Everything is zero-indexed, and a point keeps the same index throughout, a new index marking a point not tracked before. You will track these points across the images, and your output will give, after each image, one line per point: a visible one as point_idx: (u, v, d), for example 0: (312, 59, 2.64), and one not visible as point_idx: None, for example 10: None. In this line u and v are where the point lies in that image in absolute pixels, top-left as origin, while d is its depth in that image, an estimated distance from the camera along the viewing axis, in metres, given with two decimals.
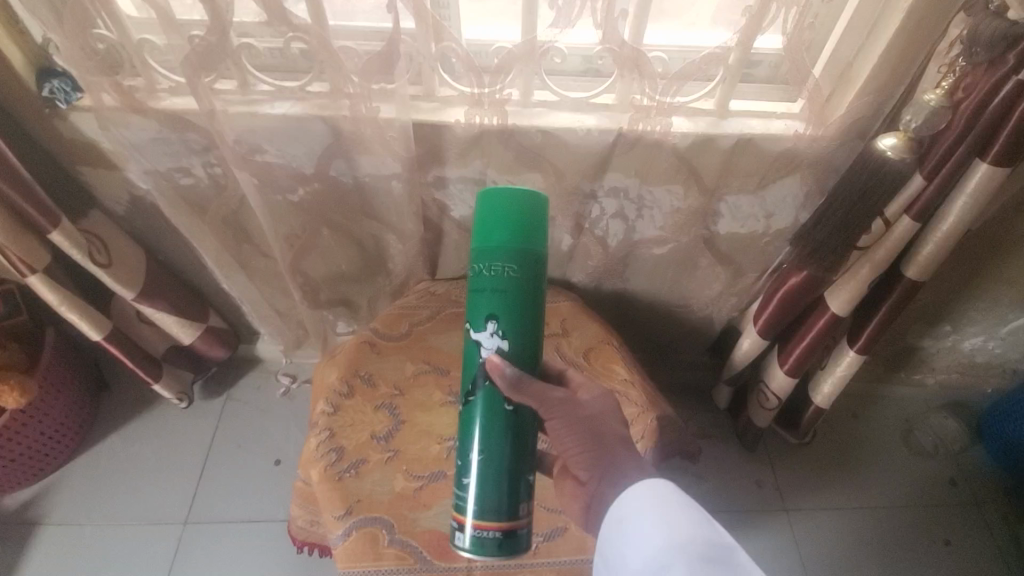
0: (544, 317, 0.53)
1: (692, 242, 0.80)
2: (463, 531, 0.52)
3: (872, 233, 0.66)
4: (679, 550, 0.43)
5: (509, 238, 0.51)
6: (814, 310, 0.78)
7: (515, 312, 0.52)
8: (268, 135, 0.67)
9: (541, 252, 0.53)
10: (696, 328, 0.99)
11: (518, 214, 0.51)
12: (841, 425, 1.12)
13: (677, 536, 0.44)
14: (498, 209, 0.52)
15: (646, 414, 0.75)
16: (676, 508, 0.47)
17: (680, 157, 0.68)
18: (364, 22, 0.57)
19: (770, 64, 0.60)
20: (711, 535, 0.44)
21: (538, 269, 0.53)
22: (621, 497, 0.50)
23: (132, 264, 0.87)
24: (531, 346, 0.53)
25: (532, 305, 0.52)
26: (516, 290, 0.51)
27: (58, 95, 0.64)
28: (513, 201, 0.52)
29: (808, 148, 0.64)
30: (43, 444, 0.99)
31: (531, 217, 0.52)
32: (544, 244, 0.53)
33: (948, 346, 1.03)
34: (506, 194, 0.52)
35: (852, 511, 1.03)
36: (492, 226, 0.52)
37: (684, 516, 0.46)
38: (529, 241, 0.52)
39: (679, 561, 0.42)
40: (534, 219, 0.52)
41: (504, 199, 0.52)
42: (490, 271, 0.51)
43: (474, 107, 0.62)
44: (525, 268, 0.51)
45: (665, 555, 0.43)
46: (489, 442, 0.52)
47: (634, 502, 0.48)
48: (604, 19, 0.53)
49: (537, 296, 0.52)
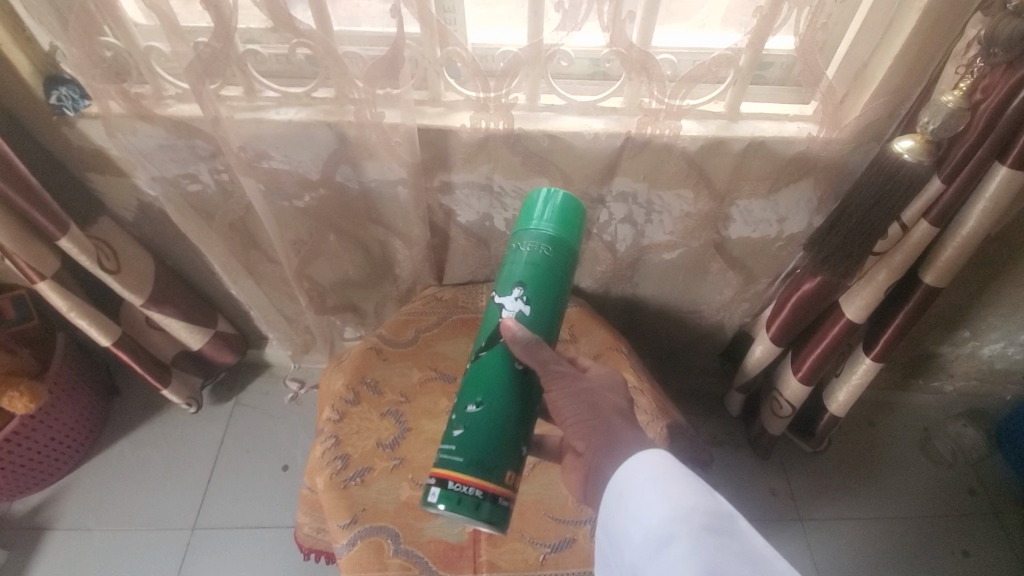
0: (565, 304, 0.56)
1: (702, 247, 0.79)
2: (440, 485, 0.48)
3: (888, 238, 0.64)
4: (682, 523, 0.42)
5: (551, 224, 0.56)
6: (829, 317, 0.76)
7: (542, 287, 0.54)
8: (273, 142, 0.67)
9: (574, 249, 0.57)
10: (707, 334, 0.97)
11: (562, 207, 0.57)
12: (857, 432, 1.10)
13: (679, 509, 0.43)
14: (543, 200, 0.58)
15: (657, 422, 0.73)
16: (676, 477, 0.45)
17: (690, 161, 0.66)
18: (370, 27, 0.56)
19: (783, 65, 0.59)
20: (712, 505, 0.43)
21: (569, 261, 0.57)
22: (620, 469, 0.47)
23: (141, 270, 0.87)
24: (548, 323, 0.54)
25: (558, 292, 0.55)
26: (548, 266, 0.54)
27: (66, 103, 0.64)
28: (556, 199, 0.57)
29: (822, 151, 0.63)
30: (54, 448, 1.00)
31: (572, 216, 0.58)
32: (578, 243, 0.58)
33: (967, 352, 1.01)
34: (555, 193, 0.58)
35: (867, 521, 1.00)
36: (535, 213, 0.57)
37: (684, 485, 0.44)
38: (568, 235, 0.57)
39: (684, 533, 0.41)
40: (574, 219, 0.58)
41: (551, 196, 0.58)
42: (527, 245, 0.55)
43: (480, 111, 0.62)
44: (559, 252, 0.55)
45: (668, 528, 0.42)
46: (490, 396, 0.51)
47: (633, 474, 0.46)
48: (611, 21, 0.52)
49: (563, 285, 0.56)
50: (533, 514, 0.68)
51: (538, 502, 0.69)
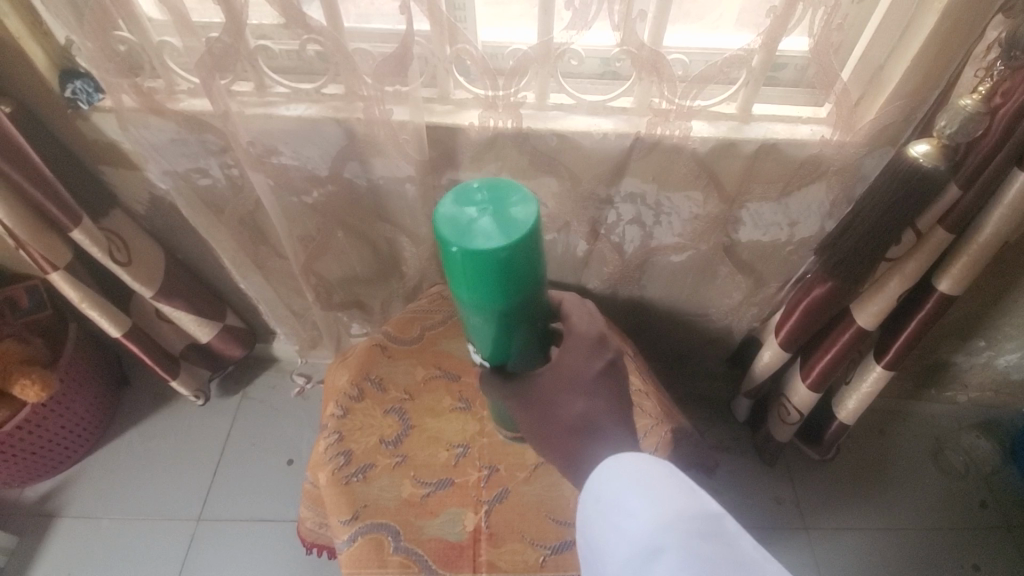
0: (520, 333, 0.56)
1: (711, 250, 0.78)
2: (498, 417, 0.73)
3: (903, 244, 0.63)
4: (668, 530, 0.41)
5: (464, 293, 0.49)
6: (839, 323, 0.75)
7: (486, 339, 0.56)
8: (283, 138, 0.67)
9: (517, 295, 0.50)
10: (715, 338, 0.96)
11: (486, 272, 0.46)
12: (867, 441, 1.07)
13: (664, 515, 0.42)
14: (448, 262, 0.47)
15: (660, 426, 0.73)
16: (658, 482, 0.45)
17: (700, 163, 0.65)
18: (380, 24, 0.56)
19: (796, 67, 0.58)
20: (697, 509, 0.43)
21: (503, 308, 0.51)
22: (598, 476, 0.47)
23: (152, 263, 0.88)
24: (509, 353, 0.58)
25: (512, 327, 0.54)
26: (483, 326, 0.54)
27: (80, 96, 0.65)
28: (458, 265, 0.46)
29: (835, 154, 0.62)
30: (65, 437, 1.01)
31: (501, 272, 0.46)
32: (508, 289, 0.48)
33: (982, 361, 0.99)
34: (472, 255, 0.45)
35: (874, 532, 0.99)
36: (449, 273, 0.49)
37: (667, 490, 0.44)
38: (503, 292, 0.48)
39: (673, 542, 0.40)
40: (509, 269, 0.46)
41: (462, 263, 0.46)
42: (460, 308, 0.54)
43: (489, 109, 0.61)
44: (486, 315, 0.52)
45: (656, 539, 0.41)
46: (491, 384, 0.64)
47: (614, 482, 0.46)
48: (622, 20, 0.52)
49: (516, 319, 0.53)
50: (534, 515, 0.67)
51: (538, 503, 0.68)
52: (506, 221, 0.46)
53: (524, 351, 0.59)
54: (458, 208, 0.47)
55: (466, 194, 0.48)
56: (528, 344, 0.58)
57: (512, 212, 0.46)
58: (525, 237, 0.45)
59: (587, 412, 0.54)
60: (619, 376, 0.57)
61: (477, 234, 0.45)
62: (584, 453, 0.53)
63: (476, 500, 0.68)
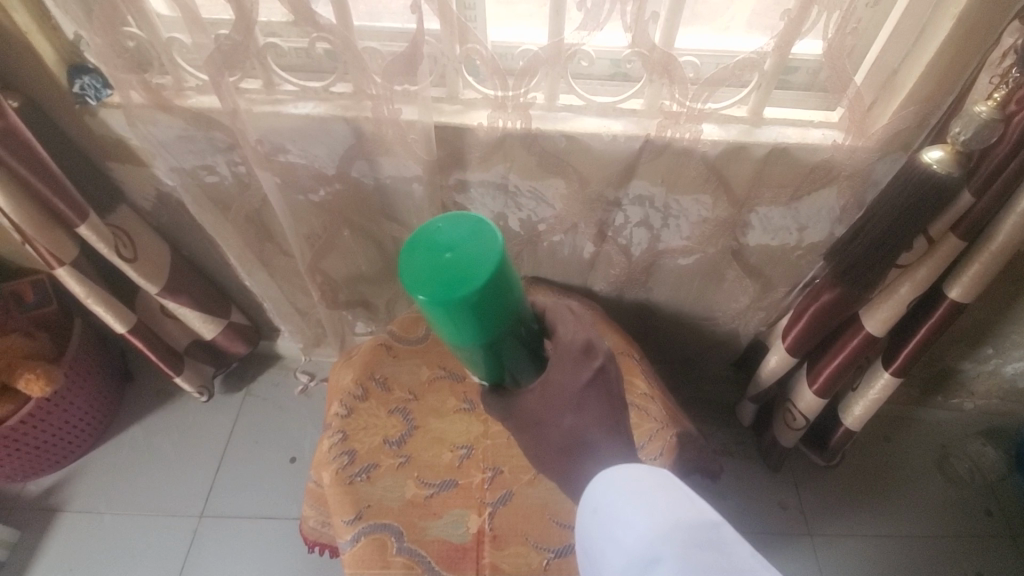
0: (518, 358, 0.50)
1: (719, 253, 0.77)
2: None
3: (913, 251, 0.62)
4: (665, 539, 0.40)
5: (448, 337, 0.44)
6: (847, 329, 0.74)
7: (485, 370, 0.51)
8: (291, 136, 0.67)
9: (504, 328, 0.44)
10: (721, 342, 0.95)
11: (462, 318, 0.41)
12: (873, 447, 1.07)
13: (661, 524, 0.41)
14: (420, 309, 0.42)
15: (665, 430, 0.72)
16: (654, 492, 0.45)
17: (710, 166, 0.65)
18: (389, 22, 0.56)
19: (808, 71, 0.58)
20: (695, 519, 0.42)
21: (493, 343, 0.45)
22: (594, 486, 0.48)
23: (158, 259, 0.88)
24: (512, 376, 0.53)
25: (505, 360, 0.49)
26: (478, 361, 0.49)
27: (88, 92, 0.65)
28: (432, 312, 0.41)
29: (847, 159, 0.61)
30: (69, 431, 1.02)
31: (480, 316, 0.41)
32: (492, 327, 0.43)
33: (989, 369, 0.98)
34: (442, 305, 0.40)
35: (878, 539, 0.98)
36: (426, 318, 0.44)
37: (663, 499, 0.44)
38: (486, 334, 0.43)
39: (669, 552, 0.40)
40: (486, 311, 0.41)
41: (432, 310, 0.41)
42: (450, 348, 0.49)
43: (498, 110, 0.61)
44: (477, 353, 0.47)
45: (652, 548, 0.40)
46: None
47: (610, 492, 0.46)
48: (634, 22, 0.51)
49: (507, 352, 0.48)
50: (537, 517, 0.67)
51: (542, 506, 0.68)
52: (472, 260, 0.41)
53: (530, 369, 0.54)
54: (420, 254, 0.42)
55: (427, 235, 0.43)
56: (525, 370, 0.53)
57: (478, 248, 0.41)
58: (493, 273, 0.40)
59: (581, 426, 0.53)
60: (609, 380, 0.54)
61: (445, 282, 0.40)
62: (584, 454, 0.53)
63: (479, 502, 0.68)
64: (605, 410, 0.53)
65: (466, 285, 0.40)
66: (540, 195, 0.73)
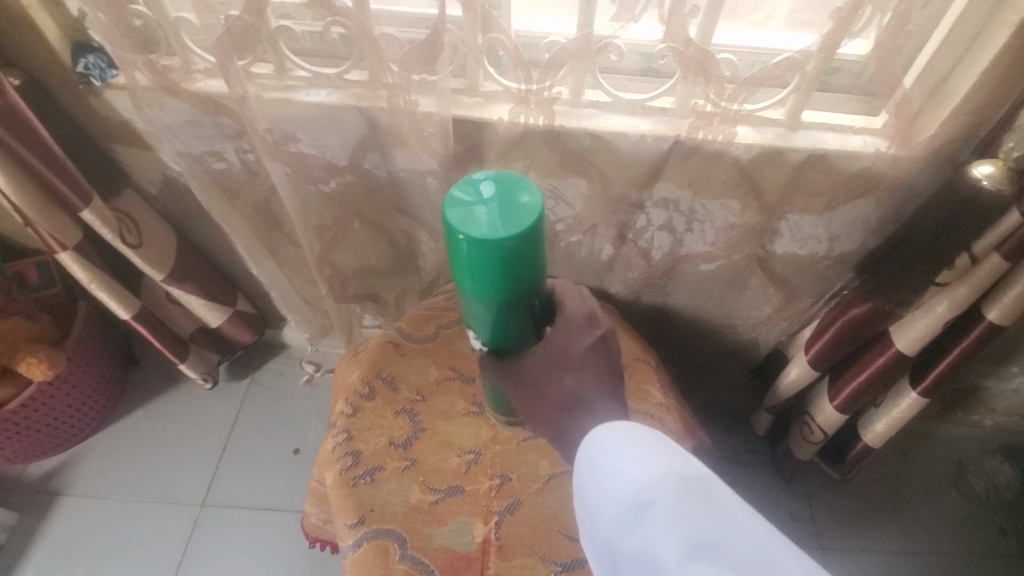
0: (523, 322, 0.53)
1: (744, 261, 0.74)
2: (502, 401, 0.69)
3: (956, 268, 0.58)
4: (657, 487, 0.39)
5: (471, 283, 0.47)
6: (874, 346, 0.71)
7: (489, 330, 0.54)
8: (302, 124, 0.64)
9: (524, 285, 0.48)
10: (740, 350, 0.92)
11: (487, 262, 0.44)
12: (887, 461, 1.04)
13: (652, 472, 0.40)
14: (454, 250, 0.44)
15: (681, 443, 0.70)
16: (649, 444, 0.43)
17: (742, 170, 0.61)
18: (409, 7, 0.52)
19: (850, 73, 0.54)
20: (689, 469, 0.40)
21: (509, 298, 0.48)
22: (592, 440, 0.47)
23: (164, 245, 0.86)
24: (511, 343, 0.56)
25: (512, 320, 0.52)
26: (487, 317, 0.51)
27: (93, 72, 0.62)
28: (467, 253, 0.44)
29: (888, 169, 0.58)
30: (71, 415, 1.01)
31: (509, 264, 0.44)
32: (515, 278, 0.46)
33: (1014, 388, 0.94)
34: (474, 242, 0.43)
35: (890, 556, 0.96)
36: (453, 261, 0.47)
37: (657, 450, 0.42)
38: (503, 283, 0.46)
39: (658, 496, 0.38)
40: (516, 260, 0.45)
41: (469, 252, 0.43)
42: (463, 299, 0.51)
43: (520, 105, 0.58)
44: (490, 306, 0.49)
45: (643, 494, 0.39)
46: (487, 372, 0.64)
47: (606, 444, 0.45)
48: (671, 14, 0.48)
49: (517, 311, 0.51)
50: (545, 528, 0.65)
51: (550, 517, 0.65)
52: (513, 213, 0.44)
53: (529, 339, 0.56)
54: (462, 196, 0.44)
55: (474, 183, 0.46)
56: (524, 336, 0.56)
57: (519, 203, 0.44)
58: (533, 229, 0.43)
59: (581, 387, 0.55)
60: (608, 348, 0.58)
61: (482, 224, 0.43)
62: (582, 425, 0.55)
63: (486, 510, 0.66)
64: (602, 374, 0.56)
65: (502, 227, 0.43)
66: (560, 194, 0.70)
